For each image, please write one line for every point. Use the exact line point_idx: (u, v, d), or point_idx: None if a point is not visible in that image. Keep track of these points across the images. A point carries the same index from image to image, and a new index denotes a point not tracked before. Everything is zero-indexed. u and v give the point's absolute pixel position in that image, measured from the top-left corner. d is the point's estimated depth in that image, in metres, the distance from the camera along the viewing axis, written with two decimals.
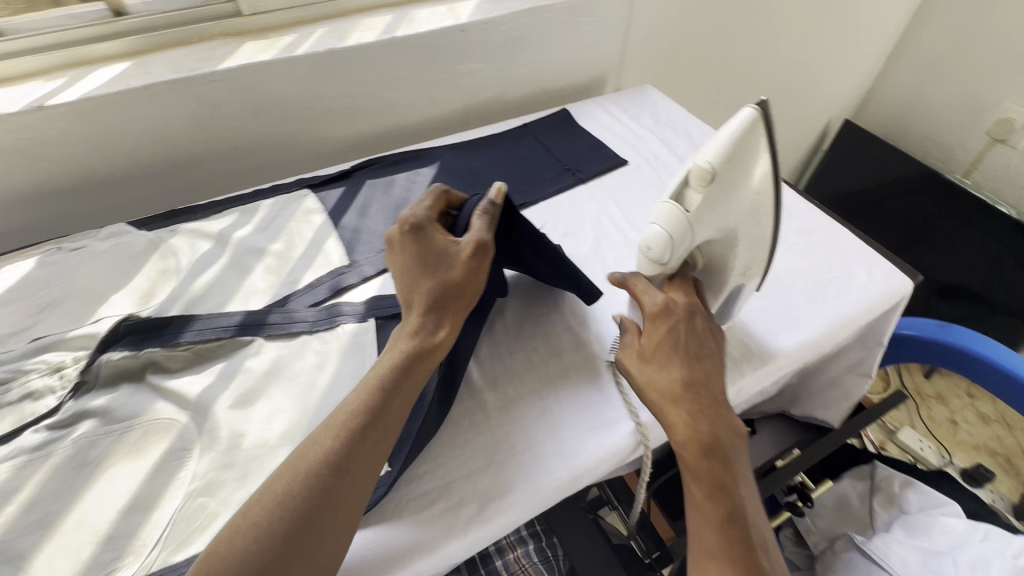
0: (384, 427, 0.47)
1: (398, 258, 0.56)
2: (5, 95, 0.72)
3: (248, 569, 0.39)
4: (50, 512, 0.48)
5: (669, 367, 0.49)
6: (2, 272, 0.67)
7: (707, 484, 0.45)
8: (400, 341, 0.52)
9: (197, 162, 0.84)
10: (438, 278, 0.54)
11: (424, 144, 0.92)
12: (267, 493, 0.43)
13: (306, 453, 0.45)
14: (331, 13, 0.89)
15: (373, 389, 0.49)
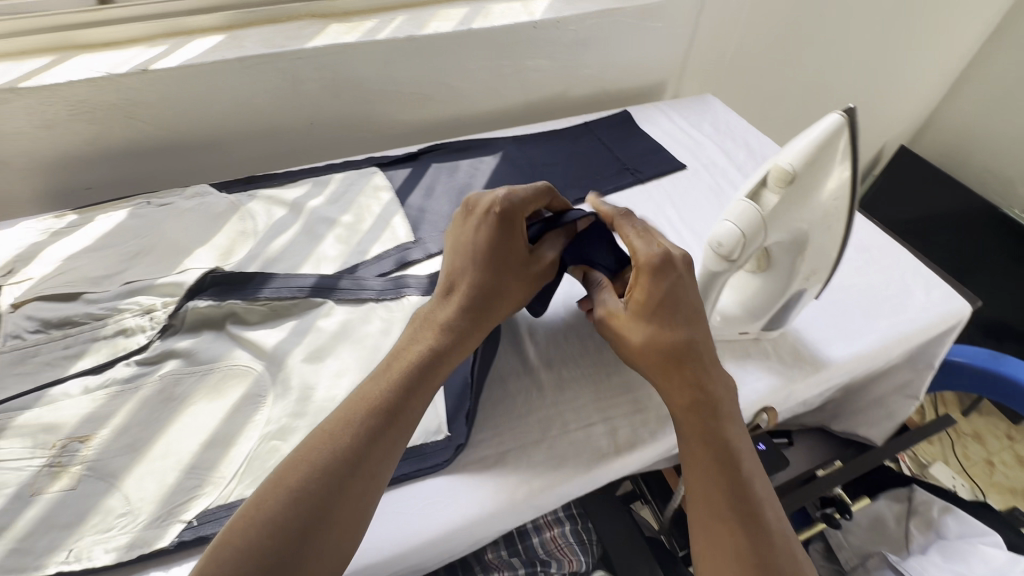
0: (397, 426, 0.47)
1: (466, 239, 0.56)
2: (111, 57, 0.77)
3: (264, 563, 0.39)
4: (139, 438, 0.52)
5: (669, 329, 0.51)
6: (98, 220, 0.72)
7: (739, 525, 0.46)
8: (430, 330, 0.52)
9: (275, 134, 0.89)
10: (495, 280, 0.55)
11: (488, 134, 0.95)
12: (281, 484, 0.42)
13: (310, 454, 0.44)
14: (410, 2, 0.93)
15: (395, 382, 0.49)
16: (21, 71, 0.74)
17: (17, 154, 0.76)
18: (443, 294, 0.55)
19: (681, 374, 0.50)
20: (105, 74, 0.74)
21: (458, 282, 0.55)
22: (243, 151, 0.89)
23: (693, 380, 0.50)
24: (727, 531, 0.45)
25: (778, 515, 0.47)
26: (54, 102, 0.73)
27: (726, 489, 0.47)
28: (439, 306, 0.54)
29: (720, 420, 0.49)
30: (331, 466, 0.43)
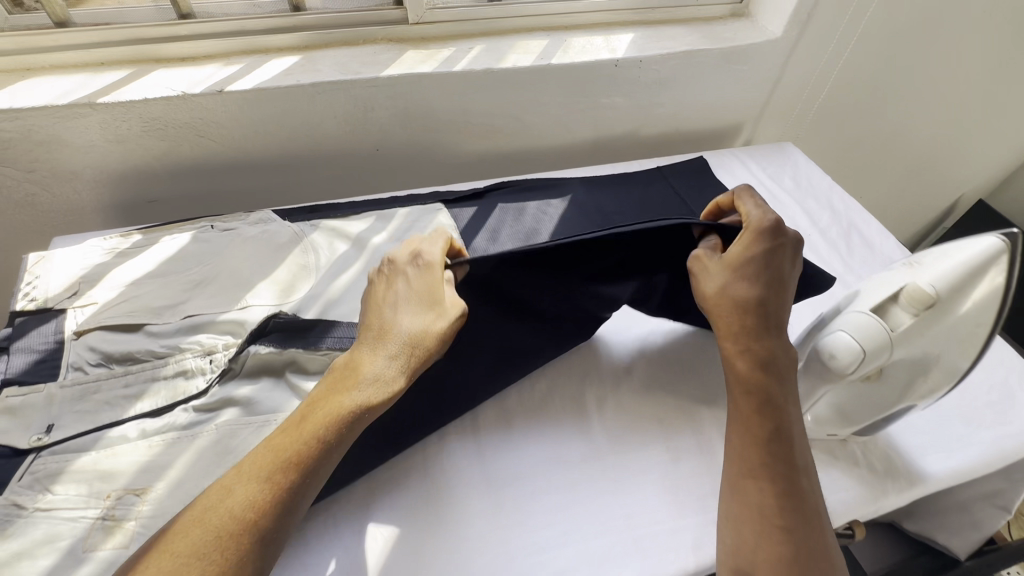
0: (302, 491, 0.42)
1: (391, 293, 0.53)
2: (188, 75, 0.76)
3: None
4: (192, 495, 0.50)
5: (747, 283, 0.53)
6: (162, 242, 0.71)
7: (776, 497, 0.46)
8: (347, 378, 0.47)
9: (341, 158, 0.87)
10: (414, 333, 0.50)
11: (556, 173, 0.91)
12: (171, 552, 0.38)
13: (198, 520, 0.39)
14: (488, 31, 0.89)
15: (304, 434, 0.44)
16: (99, 84, 0.73)
17: (88, 165, 0.76)
18: (361, 344, 0.50)
19: (741, 321, 0.53)
20: (181, 93, 0.72)
21: (377, 332, 0.50)
22: (307, 173, 0.87)
23: (750, 328, 0.52)
24: (756, 494, 0.47)
25: (812, 480, 0.48)
26: (128, 118, 0.72)
27: (763, 453, 0.48)
28: (356, 354, 0.49)
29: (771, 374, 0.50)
30: (227, 532, 0.38)
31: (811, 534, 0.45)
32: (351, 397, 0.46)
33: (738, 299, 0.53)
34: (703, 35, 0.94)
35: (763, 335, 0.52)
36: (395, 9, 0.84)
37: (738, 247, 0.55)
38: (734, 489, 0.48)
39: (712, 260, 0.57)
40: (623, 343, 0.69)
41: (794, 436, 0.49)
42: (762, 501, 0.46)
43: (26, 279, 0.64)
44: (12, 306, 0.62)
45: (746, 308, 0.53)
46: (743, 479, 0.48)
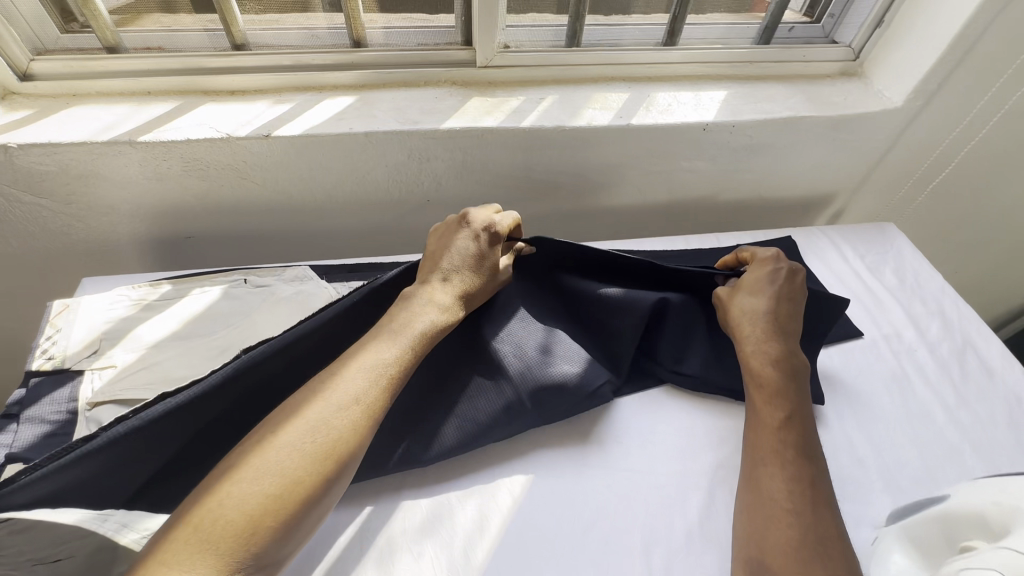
0: (388, 394, 0.49)
1: (453, 242, 0.59)
2: (236, 114, 0.70)
3: (257, 482, 0.42)
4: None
5: (755, 301, 0.62)
6: (191, 297, 0.66)
7: (784, 465, 0.51)
8: (426, 311, 0.55)
9: (388, 207, 0.79)
10: (483, 283, 0.59)
11: (622, 243, 0.81)
12: (296, 416, 0.46)
13: (317, 397, 0.47)
14: (563, 78, 0.80)
15: (393, 347, 0.51)
16: (141, 118, 0.68)
17: (125, 200, 0.72)
18: (431, 283, 0.57)
19: (740, 322, 0.62)
20: (225, 136, 0.66)
21: (450, 275, 0.57)
22: (353, 221, 0.80)
23: (750, 325, 0.61)
24: (767, 475, 0.51)
25: (820, 467, 0.52)
26: (168, 157, 0.67)
27: (769, 435, 0.54)
28: (428, 294, 0.56)
29: (771, 363, 0.58)
30: (324, 421, 0.45)
31: (816, 508, 0.49)
32: (424, 320, 0.54)
33: (739, 306, 0.63)
34: (807, 97, 0.82)
35: (766, 332, 0.60)
36: (463, 50, 0.76)
37: (749, 274, 0.66)
38: (749, 469, 0.53)
39: (727, 295, 0.65)
40: (689, 473, 0.57)
41: (802, 422, 0.55)
42: (770, 483, 0.51)
43: (47, 332, 0.60)
44: (29, 362, 0.58)
45: (748, 313, 0.62)
46: (756, 463, 0.53)
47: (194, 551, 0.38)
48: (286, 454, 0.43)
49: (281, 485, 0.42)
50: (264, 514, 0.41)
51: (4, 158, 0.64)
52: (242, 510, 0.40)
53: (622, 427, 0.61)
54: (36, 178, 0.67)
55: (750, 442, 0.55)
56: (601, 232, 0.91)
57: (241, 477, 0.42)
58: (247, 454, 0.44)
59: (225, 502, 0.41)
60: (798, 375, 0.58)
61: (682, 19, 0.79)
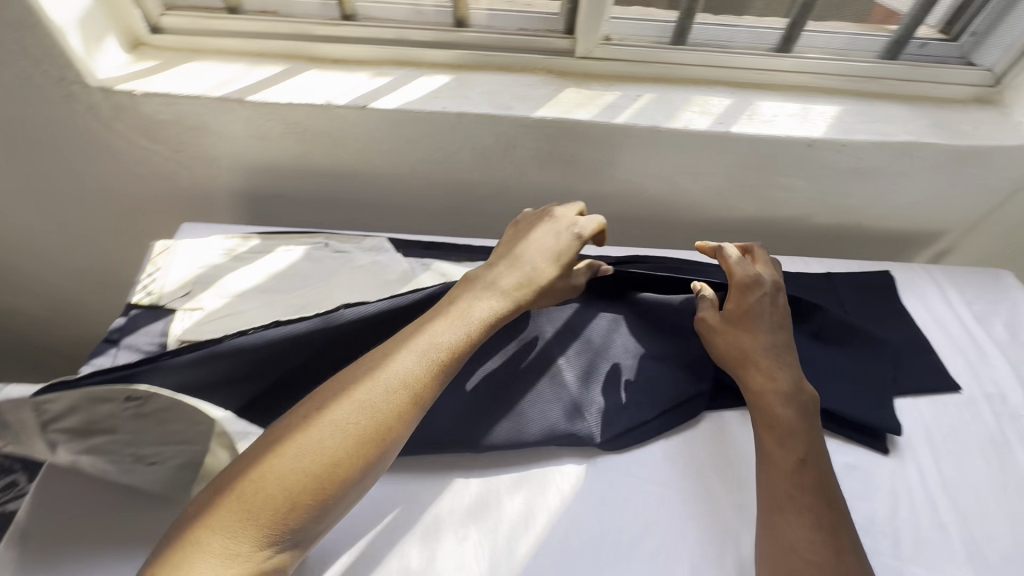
0: (438, 377, 0.48)
1: (523, 240, 0.60)
2: (337, 82, 0.72)
3: (295, 459, 0.41)
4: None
5: (750, 331, 0.59)
6: (276, 253, 0.69)
7: (804, 514, 0.48)
8: (487, 296, 0.54)
9: (468, 189, 0.80)
10: (549, 274, 0.58)
11: (701, 254, 0.78)
12: (340, 393, 0.45)
13: (363, 377, 0.46)
14: (663, 76, 0.77)
15: (448, 333, 0.50)
16: (251, 78, 0.72)
17: (227, 154, 0.76)
18: (493, 274, 0.56)
19: (745, 362, 0.58)
20: (325, 102, 0.68)
21: (515, 267, 0.57)
22: (432, 199, 0.81)
23: (751, 362, 0.57)
24: (785, 522, 0.48)
25: (841, 515, 0.49)
26: (270, 118, 0.70)
27: (784, 478, 0.51)
28: (487, 284, 0.55)
29: (787, 404, 0.54)
30: (373, 402, 0.45)
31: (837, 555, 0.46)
32: (481, 310, 0.53)
33: (735, 343, 0.59)
34: (932, 122, 0.74)
35: (770, 366, 0.57)
36: (565, 39, 0.75)
37: (733, 298, 0.61)
38: (766, 515, 0.50)
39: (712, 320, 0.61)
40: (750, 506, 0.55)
41: (817, 464, 0.52)
42: (790, 533, 0.48)
43: (148, 269, 0.65)
44: (131, 294, 0.63)
45: (745, 349, 0.58)
46: (772, 509, 0.50)
47: (243, 519, 0.39)
48: (328, 432, 0.43)
49: (320, 463, 0.41)
50: (302, 492, 0.40)
51: (130, 103, 0.69)
52: (283, 486, 0.40)
53: (680, 447, 0.58)
54: (154, 125, 0.72)
55: (765, 486, 0.51)
56: (679, 241, 0.88)
57: (290, 450, 0.42)
58: (288, 427, 0.44)
59: (270, 474, 0.41)
60: (810, 417, 0.54)
61: (802, 25, 0.74)
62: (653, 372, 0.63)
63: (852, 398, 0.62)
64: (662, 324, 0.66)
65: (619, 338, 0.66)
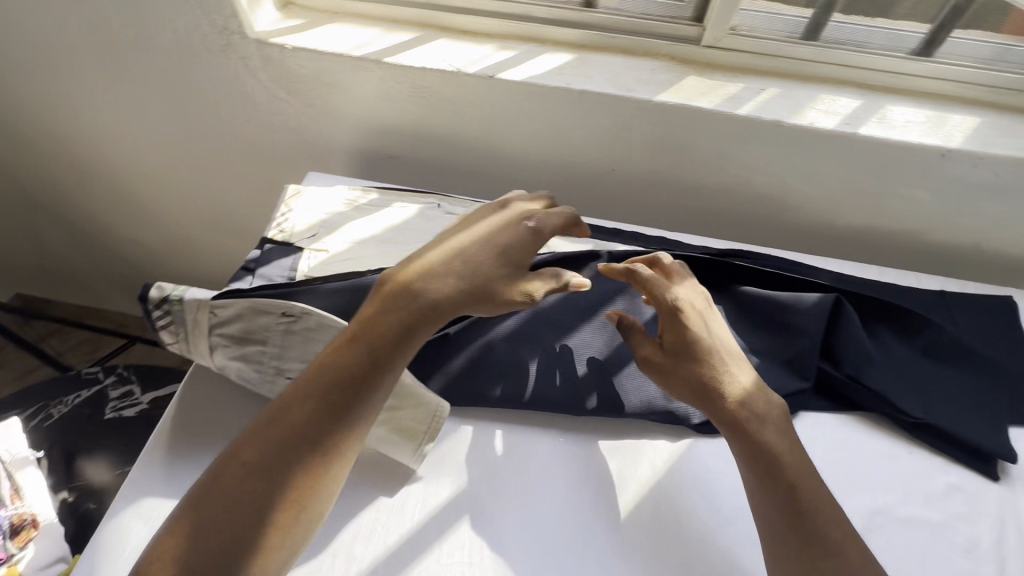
0: (368, 391, 0.44)
1: (462, 238, 0.51)
2: (466, 52, 0.75)
3: (246, 496, 0.40)
4: (330, 524, 0.50)
5: (696, 368, 0.52)
6: (393, 209, 0.73)
7: (806, 556, 0.45)
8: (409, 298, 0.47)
9: (573, 168, 0.81)
10: (497, 275, 0.49)
11: (805, 256, 0.76)
12: (265, 434, 0.42)
13: (286, 410, 0.43)
14: (789, 73, 0.75)
15: (370, 348, 0.45)
16: (387, 41, 0.76)
17: (353, 113, 0.81)
18: (424, 277, 0.48)
19: (706, 399, 0.51)
20: (455, 69, 0.72)
21: (454, 268, 0.48)
22: (538, 174, 0.83)
23: (716, 395, 0.51)
24: (787, 551, 0.46)
25: (844, 537, 0.46)
26: (400, 81, 0.74)
27: (779, 503, 0.47)
28: (415, 288, 0.47)
29: (765, 431, 0.50)
30: (310, 432, 0.42)
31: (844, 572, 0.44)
32: (407, 315, 0.46)
33: (693, 377, 0.52)
34: None
35: (730, 399, 0.51)
36: (692, 27, 0.75)
37: (669, 330, 0.53)
38: (769, 544, 0.47)
39: (659, 356, 0.53)
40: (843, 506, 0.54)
41: (803, 483, 0.48)
42: (796, 562, 0.45)
43: (281, 210, 0.71)
44: (266, 231, 0.69)
45: (706, 380, 0.52)
46: (772, 538, 0.47)
47: (193, 566, 0.38)
48: (269, 469, 0.41)
49: (275, 495, 0.41)
50: (266, 522, 0.40)
51: (278, 56, 0.75)
52: (241, 523, 0.40)
53: None
54: (294, 79, 0.77)
55: (761, 514, 0.48)
56: (778, 244, 0.86)
57: (238, 490, 0.41)
58: (220, 473, 0.41)
59: (221, 516, 0.40)
60: (785, 427, 0.51)
61: (949, 30, 0.71)
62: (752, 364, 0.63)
63: (962, 418, 0.60)
64: (765, 319, 0.66)
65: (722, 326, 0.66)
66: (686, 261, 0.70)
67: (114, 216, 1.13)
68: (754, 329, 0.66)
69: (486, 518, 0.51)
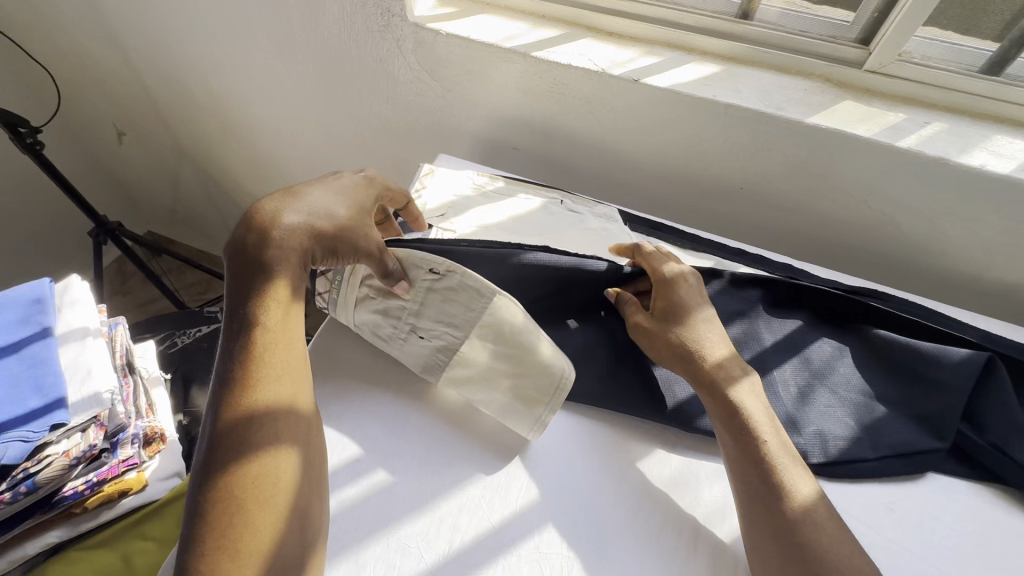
0: (291, 330, 0.49)
1: (307, 196, 0.53)
2: (611, 53, 0.75)
3: (267, 452, 0.42)
4: (438, 490, 0.52)
5: (666, 332, 0.57)
6: (517, 199, 0.75)
7: (764, 491, 0.48)
8: (290, 233, 0.50)
9: (698, 180, 0.80)
10: (354, 224, 0.53)
11: (945, 306, 0.70)
12: (231, 426, 0.43)
13: (231, 401, 0.44)
14: (959, 108, 0.70)
15: (274, 304, 0.48)
16: (535, 36, 0.77)
17: (487, 101, 0.83)
18: (275, 228, 0.50)
19: (687, 360, 0.55)
20: (600, 70, 0.72)
21: (310, 216, 0.52)
22: (660, 181, 0.83)
23: (684, 353, 0.55)
24: (767, 510, 0.47)
25: (800, 474, 0.49)
26: (542, 76, 0.76)
27: (748, 450, 0.50)
28: (270, 239, 0.50)
29: (745, 396, 0.53)
30: (260, 377, 0.45)
31: (814, 518, 0.47)
32: (288, 250, 0.50)
33: (678, 340, 0.56)
34: None
35: (687, 355, 0.55)
36: (856, 49, 0.71)
37: (659, 297, 0.59)
38: (747, 503, 0.49)
39: (647, 322, 0.58)
40: None
41: (771, 440, 0.51)
42: (762, 498, 0.48)
43: (416, 186, 0.75)
44: None
45: (683, 341, 0.56)
46: (750, 497, 0.48)
47: (277, 505, 0.41)
48: (264, 428, 0.43)
49: (286, 430, 0.44)
50: (296, 448, 0.44)
51: (430, 41, 0.78)
52: (281, 462, 0.43)
53: (897, 497, 0.55)
54: (440, 64, 0.81)
55: (733, 465, 0.51)
56: (907, 288, 0.80)
57: (255, 453, 0.42)
58: (219, 473, 0.41)
59: (257, 473, 0.41)
60: (758, 393, 0.54)
61: None
62: (880, 412, 0.59)
63: None
64: (901, 368, 0.61)
65: (847, 366, 0.62)
66: (811, 292, 0.67)
67: (245, 172, 1.23)
68: (881, 374, 0.62)
69: (587, 515, 0.51)
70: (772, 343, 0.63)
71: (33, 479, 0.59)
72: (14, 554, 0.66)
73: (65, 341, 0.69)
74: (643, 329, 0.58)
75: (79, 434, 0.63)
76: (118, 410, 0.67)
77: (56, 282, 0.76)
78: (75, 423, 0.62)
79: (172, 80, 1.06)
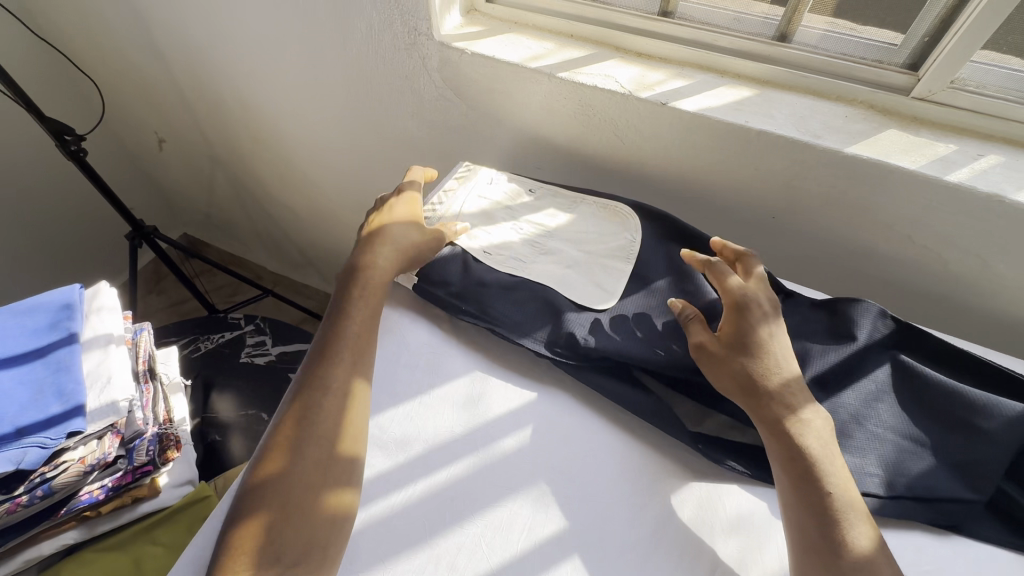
0: (357, 359, 0.55)
1: (391, 231, 0.65)
2: (640, 75, 0.73)
3: (301, 463, 0.48)
4: (438, 522, 0.50)
5: (731, 365, 0.54)
6: (542, 215, 0.73)
7: (813, 510, 0.46)
8: (377, 258, 0.62)
9: (726, 208, 0.77)
10: (420, 246, 0.65)
11: (1002, 355, 0.64)
12: (287, 431, 0.50)
13: (296, 407, 0.51)
14: (1018, 140, 0.65)
15: (350, 329, 0.57)
16: (562, 56, 0.76)
17: (510, 120, 0.82)
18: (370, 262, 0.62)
19: (755, 395, 0.52)
20: (626, 92, 0.70)
21: (393, 245, 0.63)
22: (687, 206, 0.80)
23: (756, 389, 0.52)
24: (809, 530, 0.45)
25: (855, 502, 0.47)
26: (567, 96, 0.74)
27: (804, 472, 0.48)
28: (368, 265, 0.62)
29: (809, 435, 0.50)
30: (319, 392, 0.52)
31: (864, 550, 0.44)
32: (375, 269, 0.61)
33: (743, 368, 0.54)
34: None
35: (759, 392, 0.52)
36: (902, 75, 0.66)
37: (728, 323, 0.57)
38: (800, 553, 0.45)
39: (714, 348, 0.55)
40: None
41: (840, 495, 0.47)
42: (811, 518, 0.46)
43: (436, 199, 0.74)
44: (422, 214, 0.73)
45: (755, 376, 0.53)
46: (797, 513, 0.47)
47: (284, 514, 0.45)
48: (308, 440, 0.49)
49: (324, 448, 0.49)
50: (327, 467, 0.48)
51: (455, 59, 0.77)
52: (308, 476, 0.47)
53: (936, 566, 0.50)
54: (465, 83, 0.80)
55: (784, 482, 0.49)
56: (954, 329, 0.75)
57: (295, 459, 0.48)
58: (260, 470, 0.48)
59: (285, 478, 0.47)
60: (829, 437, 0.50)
61: None
62: (918, 460, 0.54)
63: None
64: (944, 413, 0.56)
65: (886, 401, 0.58)
66: (860, 314, 0.61)
67: (276, 180, 1.26)
68: (924, 416, 0.57)
69: (592, 564, 0.48)
70: (809, 369, 0.59)
71: (49, 483, 0.62)
72: (29, 553, 0.67)
73: (88, 348, 0.70)
74: (711, 353, 0.55)
75: (94, 442, 0.65)
76: (135, 417, 0.68)
77: (85, 288, 0.78)
78: (92, 431, 0.64)
79: (208, 90, 1.08)
